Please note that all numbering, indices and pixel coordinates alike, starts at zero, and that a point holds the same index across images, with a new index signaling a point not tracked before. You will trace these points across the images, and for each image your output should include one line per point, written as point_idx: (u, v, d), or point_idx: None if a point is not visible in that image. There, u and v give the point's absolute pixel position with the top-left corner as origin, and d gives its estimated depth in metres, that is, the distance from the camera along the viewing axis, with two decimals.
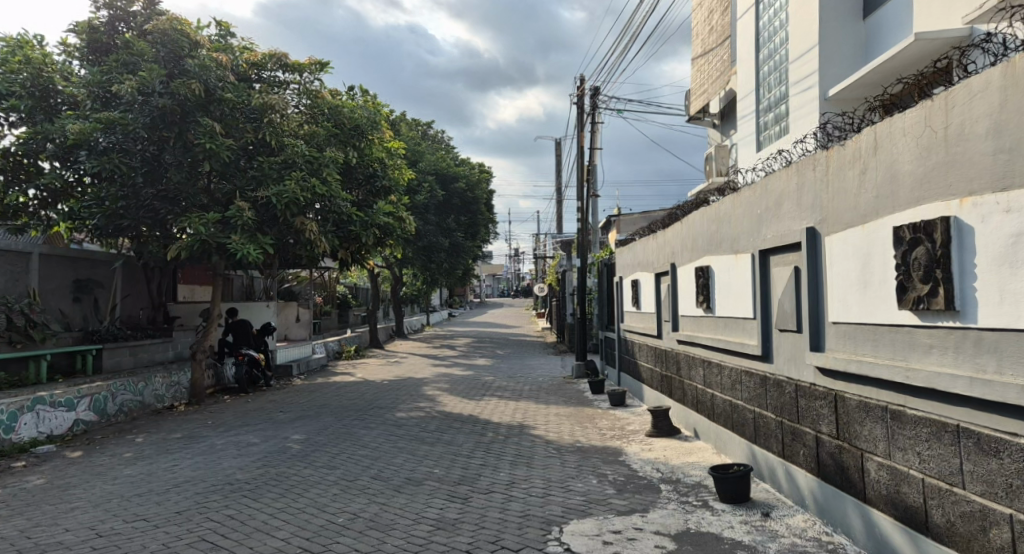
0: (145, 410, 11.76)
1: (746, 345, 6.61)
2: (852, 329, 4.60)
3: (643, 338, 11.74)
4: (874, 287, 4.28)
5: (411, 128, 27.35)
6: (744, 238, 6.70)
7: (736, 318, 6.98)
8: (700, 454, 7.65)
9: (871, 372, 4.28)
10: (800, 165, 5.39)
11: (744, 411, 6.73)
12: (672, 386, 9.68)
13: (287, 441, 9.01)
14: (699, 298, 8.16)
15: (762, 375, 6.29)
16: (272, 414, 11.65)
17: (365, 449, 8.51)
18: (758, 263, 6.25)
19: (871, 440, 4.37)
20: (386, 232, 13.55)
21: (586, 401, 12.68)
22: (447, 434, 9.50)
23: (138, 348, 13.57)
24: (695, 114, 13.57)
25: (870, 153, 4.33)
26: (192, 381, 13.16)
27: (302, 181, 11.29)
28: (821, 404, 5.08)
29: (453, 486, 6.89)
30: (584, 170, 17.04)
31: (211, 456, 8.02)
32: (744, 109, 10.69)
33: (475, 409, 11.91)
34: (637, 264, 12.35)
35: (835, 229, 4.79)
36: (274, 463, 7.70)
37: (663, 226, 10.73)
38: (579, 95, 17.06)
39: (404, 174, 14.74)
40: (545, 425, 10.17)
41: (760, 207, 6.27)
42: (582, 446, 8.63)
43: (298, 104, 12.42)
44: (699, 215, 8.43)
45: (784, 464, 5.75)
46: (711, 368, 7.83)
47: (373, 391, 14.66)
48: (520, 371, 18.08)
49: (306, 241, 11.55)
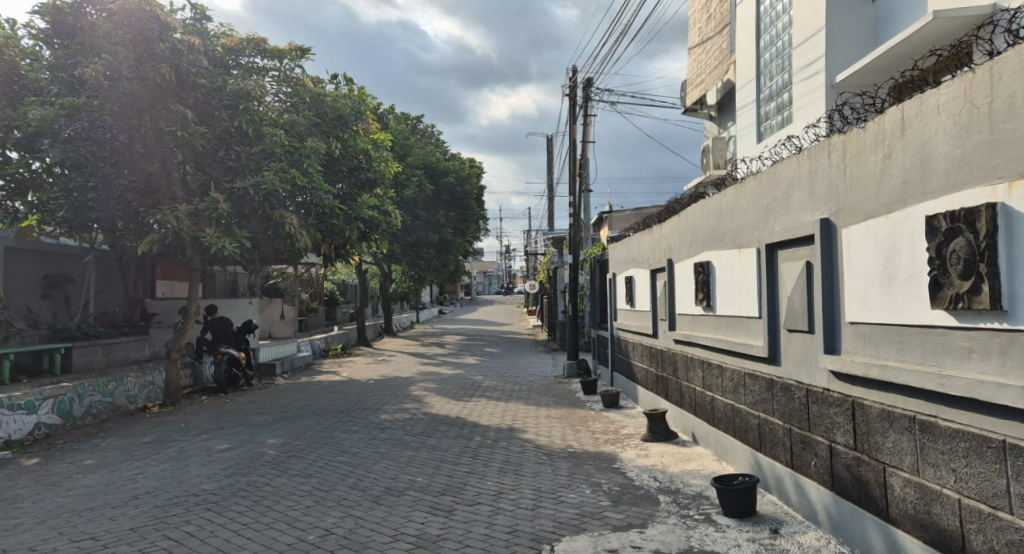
0: (116, 412, 11.28)
1: (751, 346, 6.17)
2: (873, 330, 4.17)
3: (637, 337, 11.34)
4: (899, 283, 3.85)
5: (400, 122, 26.76)
6: (749, 231, 6.27)
7: (739, 317, 6.55)
8: (700, 461, 7.22)
9: (897, 378, 3.84)
10: (812, 151, 4.95)
11: (749, 416, 6.31)
12: (669, 387, 9.24)
13: (263, 446, 8.55)
14: (699, 296, 7.73)
15: (768, 379, 5.85)
16: (250, 416, 11.16)
17: (345, 455, 8.04)
18: (765, 257, 5.81)
19: (896, 453, 3.92)
20: (371, 227, 13.08)
21: (578, 402, 12.26)
22: (434, 438, 9.03)
23: (112, 346, 13.06)
24: (690, 105, 13.12)
25: (896, 134, 3.88)
26: (167, 380, 12.65)
27: (281, 172, 10.80)
28: (835, 411, 4.63)
29: (437, 497, 6.43)
30: (576, 164, 16.59)
31: (177, 464, 7.54)
32: (743, 99, 10.25)
33: (462, 410, 11.47)
34: (631, 260, 11.89)
35: (854, 220, 4.35)
36: (244, 471, 7.22)
37: (659, 221, 10.28)
38: (572, 87, 16.59)
39: (391, 166, 14.21)
40: (535, 428, 9.73)
41: (766, 197, 5.84)
42: (574, 452, 8.20)
43: (279, 92, 11.81)
44: (698, 207, 8.00)
45: (793, 475, 5.31)
46: (711, 370, 7.41)
47: (358, 391, 14.17)
48: (511, 370, 17.63)
49: (285, 235, 11.05)
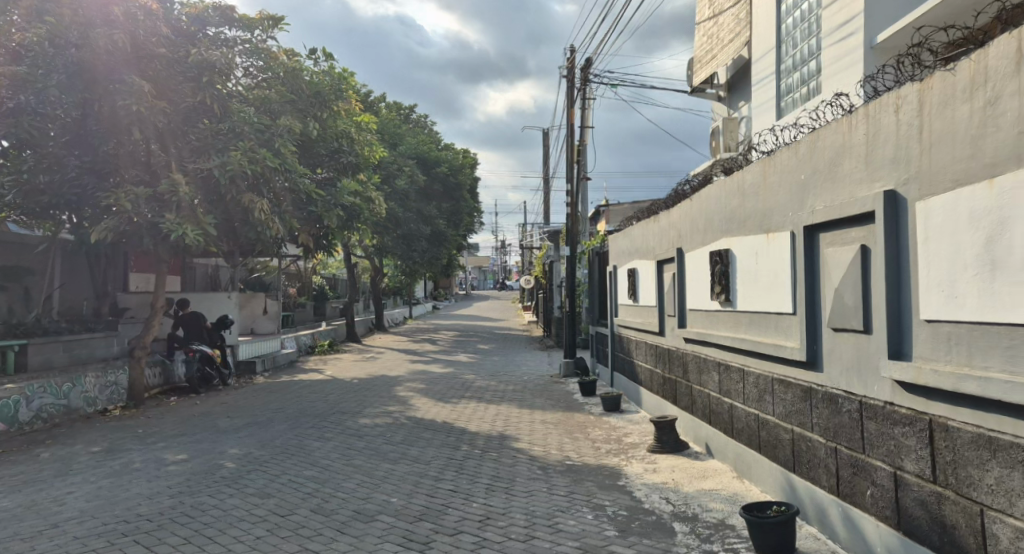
0: (70, 415, 10.35)
1: (782, 346, 5.23)
2: (963, 331, 3.23)
3: (641, 334, 10.42)
4: (1011, 269, 2.91)
5: (390, 110, 25.71)
6: (780, 211, 5.33)
7: (767, 314, 5.63)
8: (717, 478, 6.30)
9: (1006, 395, 2.92)
10: (869, 108, 3.99)
11: (779, 430, 5.38)
12: (679, 391, 8.31)
13: (222, 457, 7.61)
14: (716, 289, 6.81)
15: (805, 387, 4.92)
16: (217, 420, 10.22)
17: (313, 469, 7.09)
18: (803, 242, 4.87)
19: (1002, 494, 2.99)
20: (353, 215, 12.14)
21: (577, 404, 11.35)
22: (416, 448, 8.07)
23: (74, 343, 12.14)
24: (698, 85, 12.18)
25: (1007, 72, 2.94)
26: (131, 381, 11.66)
27: (250, 153, 9.81)
28: (903, 432, 3.69)
29: (412, 523, 5.49)
30: (574, 150, 15.65)
31: (119, 480, 6.60)
32: (759, 72, 9.32)
33: (450, 414, 10.53)
34: (634, 250, 10.95)
35: (934, 190, 3.40)
36: (193, 489, 6.28)
37: (667, 206, 9.32)
38: (570, 68, 15.62)
39: (376, 151, 13.21)
40: (529, 435, 8.81)
41: (804, 169, 4.89)
42: (572, 465, 7.28)
43: (250, 66, 10.76)
44: (715, 187, 7.05)
45: (841, 504, 4.37)
46: (731, 374, 6.48)
47: (340, 392, 13.19)
48: (505, 369, 16.68)
49: (257, 223, 10.07)
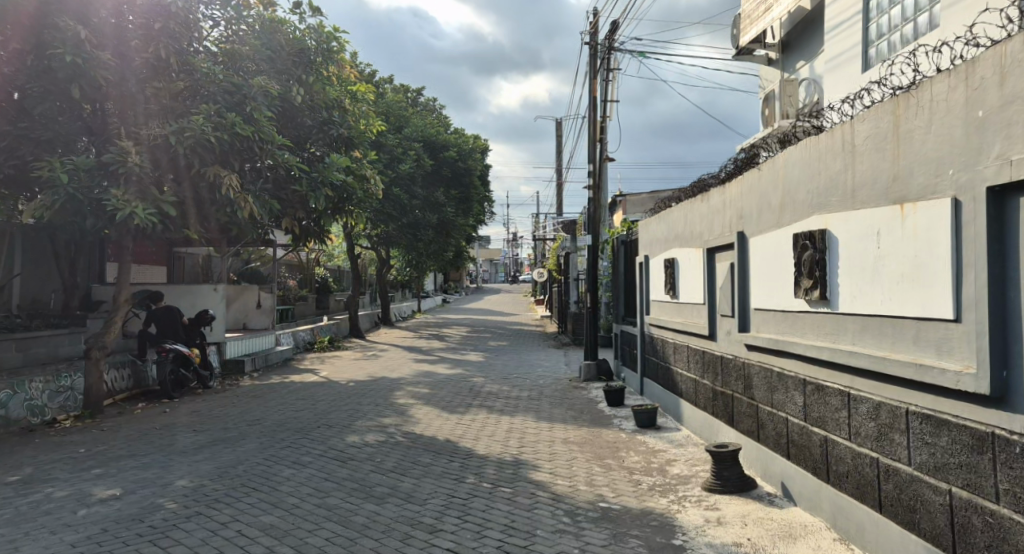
0: (8, 428, 8.81)
1: (933, 368, 3.58)
2: None
3: (681, 336, 8.76)
4: None
5: (396, 92, 24.07)
6: (927, 169, 3.68)
7: (897, 322, 3.96)
8: (813, 540, 4.65)
9: None
10: None
11: (922, 487, 3.72)
12: (738, 409, 6.65)
13: (162, 492, 6.01)
14: (802, 284, 5.14)
15: (981, 435, 3.29)
16: (178, 435, 8.62)
17: (272, 514, 5.47)
18: (983, 216, 3.25)
19: None
20: (343, 196, 10.35)
21: (604, 416, 9.69)
22: (409, 482, 6.42)
23: (30, 342, 10.58)
24: (746, 45, 10.48)
25: None
26: (87, 385, 10.07)
27: (215, 118, 8.27)
28: None
29: None
30: (597, 126, 13.97)
31: (13, 532, 5.02)
32: (840, 16, 7.91)
33: (454, 428, 8.90)
34: (672, 237, 9.28)
35: None
36: (102, 548, 4.69)
37: (717, 181, 7.64)
38: (591, 34, 13.91)
39: (373, 124, 11.50)
40: (550, 462, 7.15)
41: (989, 97, 3.24)
42: (607, 509, 5.62)
43: (218, 17, 9.14)
44: (797, 149, 5.37)
45: None
46: (827, 400, 4.82)
47: (330, 398, 11.52)
48: (519, 370, 14.98)
49: (226, 201, 8.49)
